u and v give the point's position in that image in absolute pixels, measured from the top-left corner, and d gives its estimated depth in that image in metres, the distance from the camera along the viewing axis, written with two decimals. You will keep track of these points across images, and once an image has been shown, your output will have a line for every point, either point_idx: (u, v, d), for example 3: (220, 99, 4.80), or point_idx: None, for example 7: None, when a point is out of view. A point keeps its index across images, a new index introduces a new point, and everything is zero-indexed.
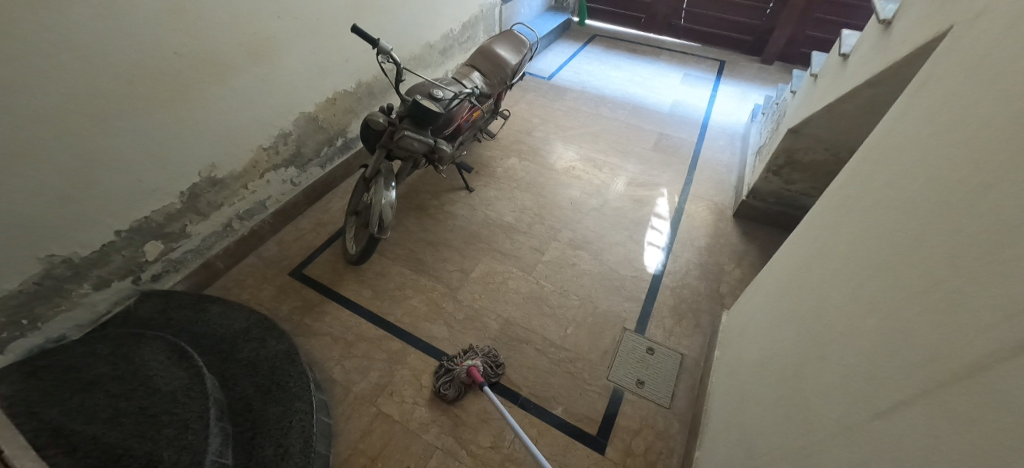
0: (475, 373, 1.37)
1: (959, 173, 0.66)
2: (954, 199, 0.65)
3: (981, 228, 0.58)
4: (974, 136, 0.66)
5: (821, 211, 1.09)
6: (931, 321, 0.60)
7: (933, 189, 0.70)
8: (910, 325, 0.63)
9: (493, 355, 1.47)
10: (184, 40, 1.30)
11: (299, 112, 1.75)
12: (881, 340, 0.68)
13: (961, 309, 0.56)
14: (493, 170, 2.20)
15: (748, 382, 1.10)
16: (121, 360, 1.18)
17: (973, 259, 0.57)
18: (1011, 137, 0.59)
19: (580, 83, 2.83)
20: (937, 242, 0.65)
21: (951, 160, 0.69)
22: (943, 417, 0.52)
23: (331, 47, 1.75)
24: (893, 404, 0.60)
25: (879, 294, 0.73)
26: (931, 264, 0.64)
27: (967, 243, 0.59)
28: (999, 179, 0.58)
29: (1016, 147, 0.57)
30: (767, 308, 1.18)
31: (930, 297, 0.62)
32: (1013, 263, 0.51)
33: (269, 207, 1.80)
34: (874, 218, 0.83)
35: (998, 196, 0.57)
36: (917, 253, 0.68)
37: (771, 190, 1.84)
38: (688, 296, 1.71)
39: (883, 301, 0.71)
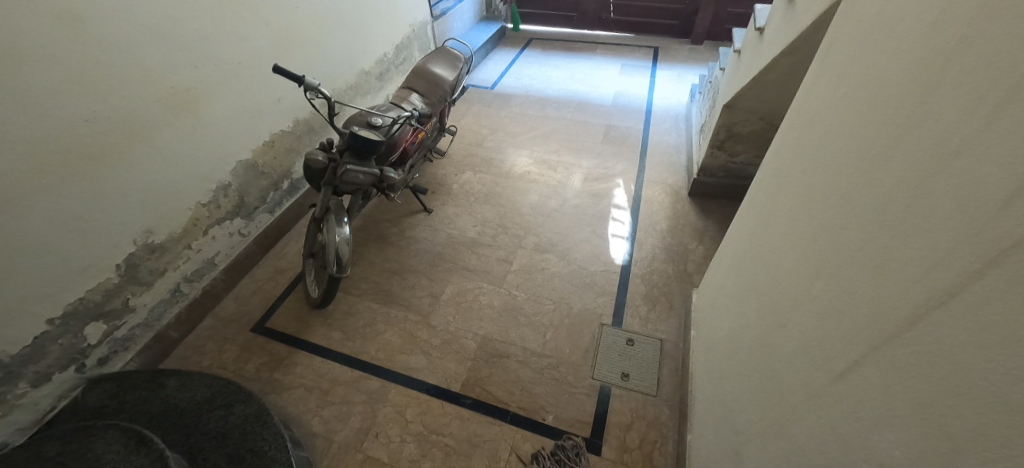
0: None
1: (869, 131, 0.69)
2: (870, 155, 0.68)
3: (896, 179, 0.60)
4: (879, 90, 0.69)
5: (761, 181, 1.12)
6: (869, 277, 0.62)
7: (852, 146, 0.73)
8: (850, 282, 0.66)
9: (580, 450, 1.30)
10: (93, 106, 1.22)
11: (235, 160, 1.68)
12: (829, 299, 0.70)
13: (892, 262, 0.58)
14: (449, 187, 2.17)
15: (724, 358, 1.12)
16: (71, 459, 1.09)
17: (894, 212, 0.60)
18: (909, 88, 0.62)
19: (523, 87, 2.85)
20: (862, 197, 0.67)
21: (862, 117, 0.72)
22: (891, 369, 0.54)
23: (258, 90, 1.69)
24: (849, 361, 0.62)
25: (821, 256, 0.75)
26: (861, 220, 0.66)
27: (887, 195, 0.62)
28: (905, 130, 0.61)
29: (914, 100, 0.60)
30: (729, 282, 1.20)
31: (864, 252, 0.64)
32: (931, 212, 0.53)
33: (219, 264, 1.72)
34: (806, 180, 0.87)
35: (907, 147, 0.60)
36: (847, 213, 0.70)
37: (718, 164, 1.90)
38: (658, 281, 1.73)
39: (825, 261, 0.73)
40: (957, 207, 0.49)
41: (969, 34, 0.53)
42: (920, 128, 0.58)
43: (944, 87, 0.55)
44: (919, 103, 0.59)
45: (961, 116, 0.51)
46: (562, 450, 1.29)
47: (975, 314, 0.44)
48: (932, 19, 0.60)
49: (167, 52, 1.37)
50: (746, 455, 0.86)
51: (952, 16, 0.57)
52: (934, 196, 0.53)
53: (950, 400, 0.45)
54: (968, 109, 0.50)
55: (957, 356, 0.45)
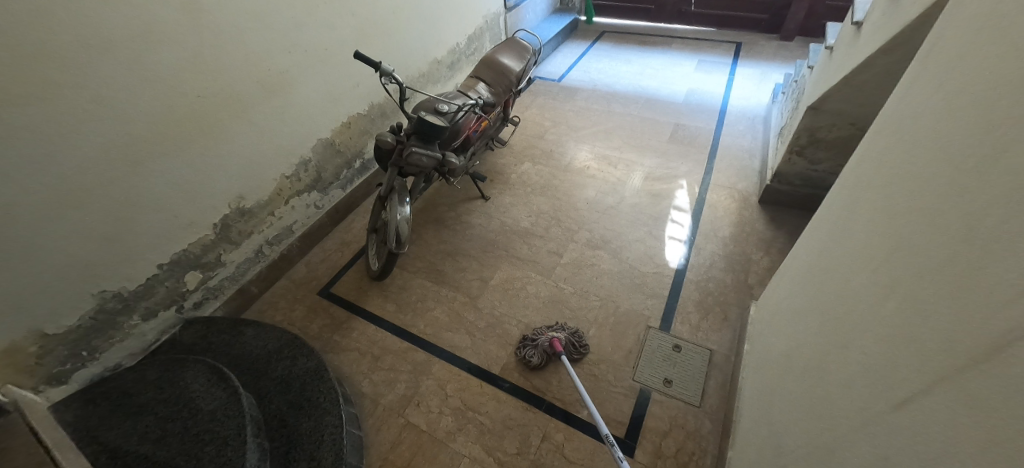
0: (557, 343, 1.46)
1: (968, 140, 0.61)
2: (966, 167, 0.60)
3: (994, 196, 0.53)
4: (985, 95, 0.61)
5: (839, 191, 1.03)
6: (947, 302, 0.56)
7: (947, 157, 0.65)
8: (925, 306, 0.59)
9: (578, 335, 1.53)
10: (205, 83, 1.40)
11: (316, 138, 1.84)
12: (898, 323, 0.64)
13: (975, 289, 0.52)
14: (507, 177, 2.21)
15: (776, 376, 1.05)
16: (167, 384, 1.27)
17: (986, 232, 0.53)
18: (1019, 94, 0.54)
19: (591, 81, 2.81)
20: (951, 214, 0.60)
21: (962, 125, 0.64)
22: (961, 405, 0.48)
23: (341, 75, 1.84)
24: (912, 393, 0.56)
25: (896, 276, 0.68)
26: (947, 240, 0.59)
27: (981, 214, 0.55)
28: (1010, 141, 0.53)
29: (1023, 107, 0.53)
30: (791, 297, 1.12)
31: (945, 275, 0.58)
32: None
33: (296, 231, 1.90)
34: (889, 193, 0.78)
35: (1010, 161, 0.52)
36: (932, 232, 0.63)
37: (795, 172, 1.76)
38: (714, 289, 1.65)
39: (900, 283, 0.67)
40: None
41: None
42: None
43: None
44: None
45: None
46: (568, 326, 1.57)
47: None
48: None
49: (267, 37, 1.52)
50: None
51: None
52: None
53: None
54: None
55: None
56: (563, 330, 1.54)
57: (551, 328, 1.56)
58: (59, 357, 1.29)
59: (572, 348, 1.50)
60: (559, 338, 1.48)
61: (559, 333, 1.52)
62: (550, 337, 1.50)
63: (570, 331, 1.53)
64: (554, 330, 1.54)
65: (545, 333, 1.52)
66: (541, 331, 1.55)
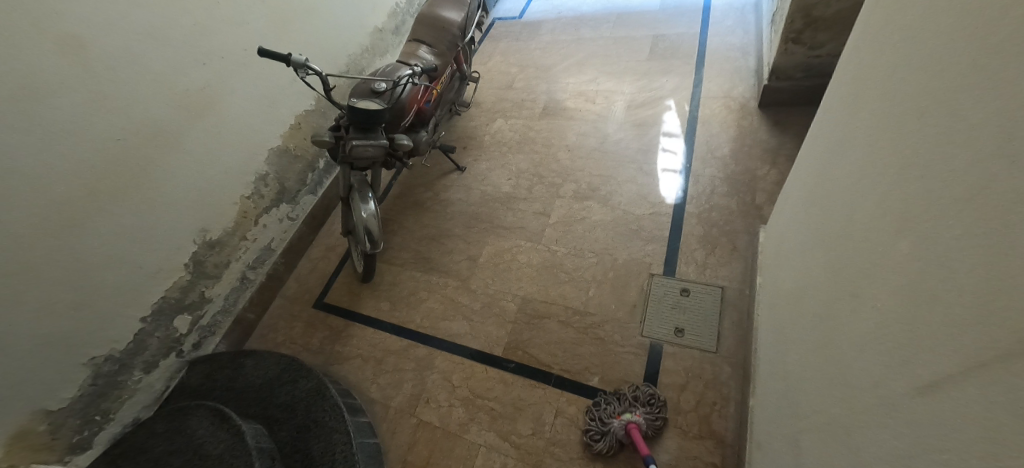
0: (637, 436, 1.12)
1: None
2: (990, 42, 0.42)
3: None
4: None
5: (837, 89, 0.83)
6: (970, 243, 0.41)
7: (969, 28, 0.46)
8: (945, 247, 0.44)
9: (658, 410, 1.19)
10: (120, 123, 1.29)
11: (267, 149, 1.73)
12: (912, 267, 0.49)
13: (1005, 227, 0.36)
14: (480, 140, 2.04)
15: (786, 318, 0.92)
16: (176, 434, 1.29)
17: (1017, 141, 0.37)
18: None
19: (555, 8, 2.51)
20: (973, 116, 0.43)
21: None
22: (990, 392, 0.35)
23: (272, 74, 1.68)
24: (933, 366, 0.43)
25: (908, 205, 0.52)
26: (970, 154, 0.43)
27: (1011, 109, 0.38)
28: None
29: None
30: (796, 223, 0.96)
31: (967, 205, 0.42)
32: None
33: (276, 249, 1.84)
34: (897, 86, 0.60)
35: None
36: (950, 143, 0.47)
37: (794, 62, 1.51)
38: (718, 218, 1.49)
39: (914, 212, 0.51)
40: None
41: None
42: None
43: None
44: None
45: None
46: (645, 394, 1.21)
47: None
48: None
49: (172, 54, 1.38)
50: (804, 445, 0.70)
51: None
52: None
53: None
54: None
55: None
56: (639, 406, 1.18)
57: (624, 401, 1.21)
58: (73, 427, 1.31)
59: (651, 431, 1.16)
60: (636, 425, 1.14)
61: (636, 412, 1.17)
62: (625, 422, 1.15)
63: (650, 406, 1.18)
64: (627, 406, 1.19)
65: (614, 413, 1.18)
66: (609, 407, 1.20)
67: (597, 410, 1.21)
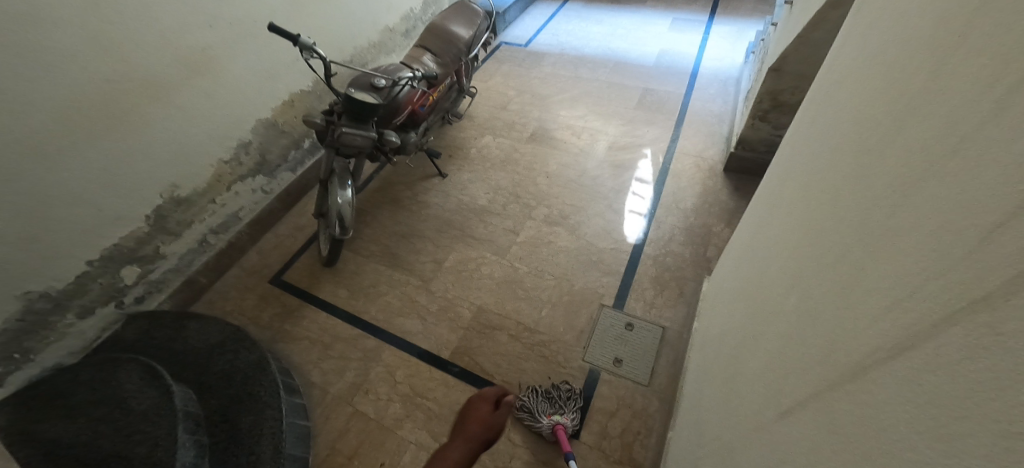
0: (564, 439, 1.20)
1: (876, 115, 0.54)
2: (869, 146, 0.53)
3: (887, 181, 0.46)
4: (899, 56, 0.53)
5: (776, 164, 0.95)
6: (831, 300, 0.50)
7: (858, 129, 0.57)
8: (817, 300, 0.54)
9: (581, 409, 1.29)
10: (111, 65, 1.29)
11: (255, 119, 1.74)
12: (796, 317, 0.58)
13: (854, 290, 0.46)
14: (467, 152, 2.12)
15: (710, 359, 1.01)
16: (101, 384, 1.25)
17: (872, 224, 0.47)
18: (927, 58, 0.46)
19: (559, 44, 2.66)
20: (849, 201, 0.54)
21: (877, 91, 0.56)
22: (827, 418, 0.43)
23: (276, 49, 1.71)
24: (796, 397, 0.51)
25: (800, 266, 0.62)
26: (840, 230, 0.53)
27: (874, 200, 0.48)
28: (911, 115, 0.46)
29: (924, 79, 0.45)
30: (732, 276, 1.06)
31: (835, 269, 0.52)
32: (903, 234, 0.40)
33: (244, 218, 1.83)
34: (811, 168, 0.71)
35: (908, 140, 0.45)
36: (830, 220, 0.57)
37: (759, 138, 1.67)
38: (671, 265, 1.60)
39: (802, 272, 0.61)
40: (931, 229, 0.37)
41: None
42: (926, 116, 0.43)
43: (963, 59, 0.39)
44: (931, 83, 0.44)
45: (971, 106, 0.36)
46: (573, 397, 1.30)
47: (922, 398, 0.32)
48: None
49: (181, 10, 1.40)
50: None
51: None
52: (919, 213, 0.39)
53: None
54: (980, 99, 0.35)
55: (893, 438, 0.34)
56: (569, 408, 1.27)
57: (552, 399, 1.29)
58: None
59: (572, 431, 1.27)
60: (564, 426, 1.22)
61: (563, 413, 1.25)
62: (554, 422, 1.23)
63: (575, 407, 1.27)
64: (558, 405, 1.27)
65: (546, 412, 1.25)
66: (541, 402, 1.28)
67: (528, 402, 1.28)
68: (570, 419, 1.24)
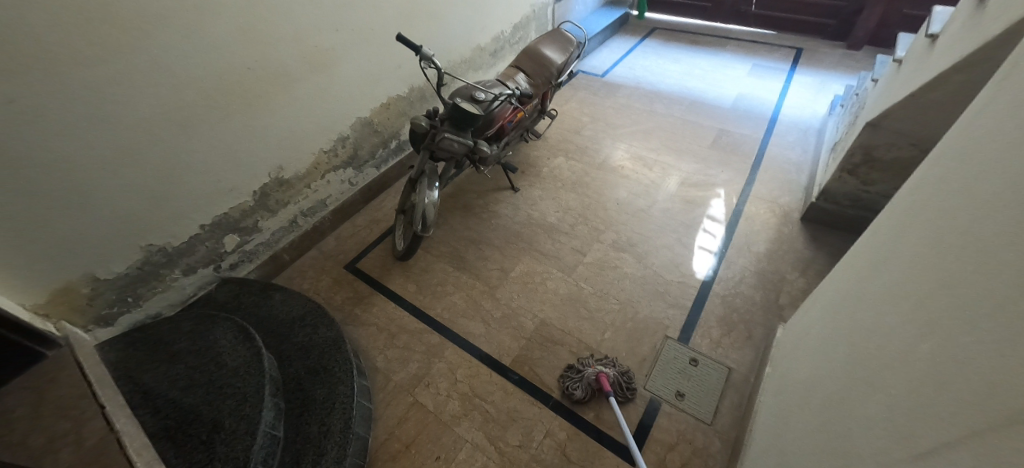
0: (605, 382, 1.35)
1: None
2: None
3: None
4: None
5: (886, 219, 0.95)
6: (987, 355, 0.51)
7: (1012, 188, 0.59)
8: (970, 352, 0.54)
9: (628, 375, 1.41)
10: (256, 55, 1.45)
11: (356, 117, 1.89)
12: (936, 366, 0.59)
13: (1022, 346, 0.47)
14: (539, 170, 2.20)
15: (793, 404, 0.99)
16: (199, 337, 1.36)
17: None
18: None
19: (636, 78, 2.75)
20: (1003, 262, 0.55)
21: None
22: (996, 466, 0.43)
23: (385, 56, 1.86)
24: (945, 446, 0.51)
25: (935, 321, 0.63)
26: (995, 288, 0.54)
27: None
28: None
29: None
30: (821, 323, 1.05)
31: (993, 327, 0.52)
32: None
33: (329, 205, 1.96)
34: (942, 226, 0.72)
35: None
36: (978, 280, 0.58)
37: (844, 191, 1.65)
38: (740, 306, 1.59)
39: (940, 325, 0.61)
40: None
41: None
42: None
43: None
44: None
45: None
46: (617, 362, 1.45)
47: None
48: None
49: (318, 13, 1.56)
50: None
51: None
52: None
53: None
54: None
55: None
56: (613, 366, 1.42)
57: (599, 361, 1.45)
58: (108, 300, 1.39)
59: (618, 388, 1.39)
60: (606, 374, 1.37)
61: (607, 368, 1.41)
62: (598, 371, 1.39)
63: (620, 368, 1.42)
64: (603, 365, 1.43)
65: (590, 364, 1.42)
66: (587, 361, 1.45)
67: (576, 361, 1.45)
68: (614, 372, 1.39)
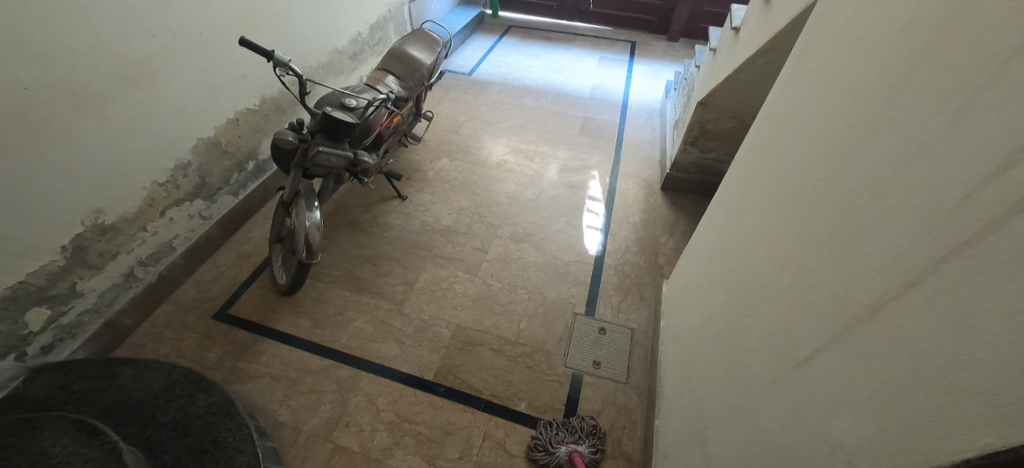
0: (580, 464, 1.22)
1: (825, 135, 0.71)
2: (824, 157, 0.70)
3: (851, 167, 0.61)
4: (843, 80, 0.70)
5: (732, 178, 1.15)
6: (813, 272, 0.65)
7: (814, 137, 0.75)
8: (803, 272, 0.68)
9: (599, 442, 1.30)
10: (37, 71, 1.11)
11: (197, 138, 1.59)
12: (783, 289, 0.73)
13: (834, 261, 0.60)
14: (424, 175, 2.15)
15: (691, 346, 1.14)
16: (9, 452, 0.97)
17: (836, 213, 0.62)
18: (865, 92, 0.63)
19: (501, 75, 2.87)
20: (815, 199, 0.70)
21: (829, 107, 0.73)
22: (836, 350, 0.55)
23: (223, 64, 1.59)
24: (802, 345, 0.63)
25: (778, 254, 0.77)
26: (812, 220, 0.69)
27: (835, 195, 0.64)
28: (864, 118, 0.62)
29: (864, 108, 0.62)
30: (699, 273, 1.23)
31: (813, 249, 0.66)
32: (865, 216, 0.56)
33: (177, 247, 1.63)
34: (774, 178, 0.89)
35: (857, 148, 0.61)
36: (800, 216, 0.73)
37: (690, 160, 1.95)
38: (630, 272, 1.77)
39: (783, 256, 0.76)
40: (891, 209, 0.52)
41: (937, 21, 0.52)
42: (879, 116, 0.58)
43: (896, 93, 0.56)
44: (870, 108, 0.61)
45: (923, 104, 0.50)
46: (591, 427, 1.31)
47: (922, 312, 0.43)
48: (890, 28, 0.62)
49: (122, 16, 1.26)
50: (704, 434, 0.89)
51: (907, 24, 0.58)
52: (886, 185, 0.53)
53: (883, 391, 0.45)
54: (924, 101, 0.50)
55: (902, 348, 0.44)
56: (585, 436, 1.29)
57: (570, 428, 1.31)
58: None
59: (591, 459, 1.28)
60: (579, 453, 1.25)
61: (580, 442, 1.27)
62: (570, 449, 1.25)
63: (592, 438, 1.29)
64: (575, 434, 1.29)
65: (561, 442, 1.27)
66: (557, 432, 1.29)
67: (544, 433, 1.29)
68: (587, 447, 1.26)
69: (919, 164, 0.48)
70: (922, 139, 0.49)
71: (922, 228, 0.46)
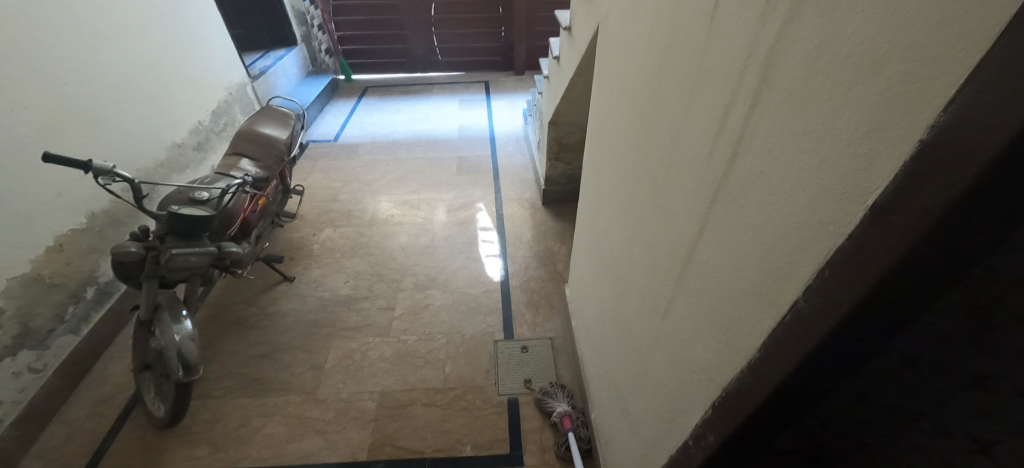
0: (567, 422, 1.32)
1: (633, 128, 0.86)
2: (635, 143, 0.84)
3: (653, 148, 0.75)
4: (630, 82, 0.86)
5: (586, 178, 1.30)
6: (653, 238, 0.77)
7: (625, 130, 0.90)
8: (648, 239, 0.79)
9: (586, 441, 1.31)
10: None
11: (8, 279, 1.34)
12: (639, 260, 0.84)
13: (662, 225, 0.72)
14: (309, 250, 2.04)
15: (597, 335, 1.23)
16: None
17: (654, 186, 0.75)
18: (645, 89, 0.78)
19: (369, 135, 2.89)
20: (639, 178, 0.83)
21: (627, 104, 0.88)
22: (683, 295, 0.65)
23: (27, 187, 1.38)
24: (663, 299, 0.73)
25: (630, 231, 0.89)
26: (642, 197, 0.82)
27: (651, 173, 0.77)
28: (647, 108, 0.77)
29: (647, 99, 0.77)
30: (586, 269, 1.34)
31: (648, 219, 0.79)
32: (670, 182, 0.69)
33: (6, 417, 1.33)
34: (610, 168, 1.03)
35: (652, 132, 0.75)
36: (634, 194, 0.86)
37: (559, 172, 2.16)
38: (536, 286, 1.86)
39: (635, 231, 0.86)
40: (682, 172, 0.64)
41: (666, 27, 0.69)
42: (657, 104, 0.73)
43: (663, 85, 0.71)
44: (653, 99, 0.75)
45: (676, 88, 0.66)
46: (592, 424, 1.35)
47: (717, 243, 0.55)
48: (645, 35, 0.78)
49: None
50: (626, 409, 0.96)
51: (654, 32, 0.74)
52: (674, 154, 0.67)
53: (714, 312, 0.56)
54: (679, 88, 0.65)
55: (717, 278, 0.55)
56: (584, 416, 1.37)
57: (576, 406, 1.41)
58: None
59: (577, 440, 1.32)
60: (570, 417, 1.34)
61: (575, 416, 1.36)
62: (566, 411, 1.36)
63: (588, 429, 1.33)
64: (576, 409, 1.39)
65: (564, 400, 1.40)
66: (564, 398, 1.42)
67: (555, 394, 1.43)
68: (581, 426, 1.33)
69: (688, 134, 0.63)
70: (682, 115, 0.64)
71: (699, 178, 0.59)
